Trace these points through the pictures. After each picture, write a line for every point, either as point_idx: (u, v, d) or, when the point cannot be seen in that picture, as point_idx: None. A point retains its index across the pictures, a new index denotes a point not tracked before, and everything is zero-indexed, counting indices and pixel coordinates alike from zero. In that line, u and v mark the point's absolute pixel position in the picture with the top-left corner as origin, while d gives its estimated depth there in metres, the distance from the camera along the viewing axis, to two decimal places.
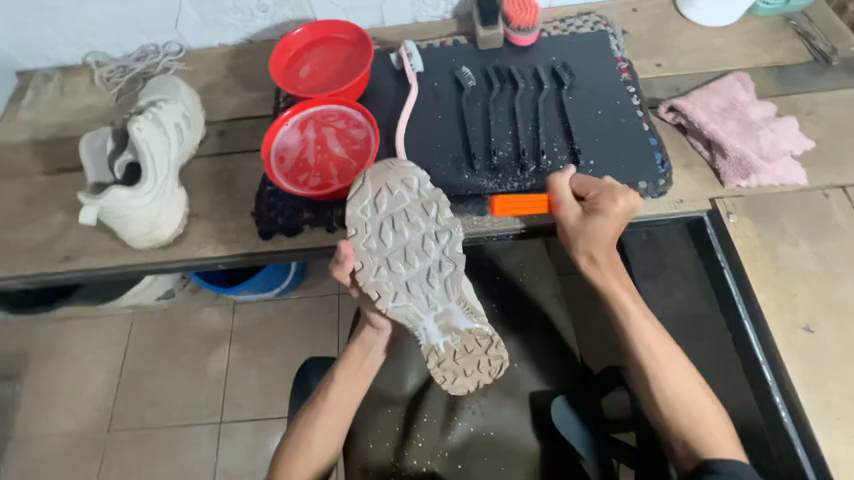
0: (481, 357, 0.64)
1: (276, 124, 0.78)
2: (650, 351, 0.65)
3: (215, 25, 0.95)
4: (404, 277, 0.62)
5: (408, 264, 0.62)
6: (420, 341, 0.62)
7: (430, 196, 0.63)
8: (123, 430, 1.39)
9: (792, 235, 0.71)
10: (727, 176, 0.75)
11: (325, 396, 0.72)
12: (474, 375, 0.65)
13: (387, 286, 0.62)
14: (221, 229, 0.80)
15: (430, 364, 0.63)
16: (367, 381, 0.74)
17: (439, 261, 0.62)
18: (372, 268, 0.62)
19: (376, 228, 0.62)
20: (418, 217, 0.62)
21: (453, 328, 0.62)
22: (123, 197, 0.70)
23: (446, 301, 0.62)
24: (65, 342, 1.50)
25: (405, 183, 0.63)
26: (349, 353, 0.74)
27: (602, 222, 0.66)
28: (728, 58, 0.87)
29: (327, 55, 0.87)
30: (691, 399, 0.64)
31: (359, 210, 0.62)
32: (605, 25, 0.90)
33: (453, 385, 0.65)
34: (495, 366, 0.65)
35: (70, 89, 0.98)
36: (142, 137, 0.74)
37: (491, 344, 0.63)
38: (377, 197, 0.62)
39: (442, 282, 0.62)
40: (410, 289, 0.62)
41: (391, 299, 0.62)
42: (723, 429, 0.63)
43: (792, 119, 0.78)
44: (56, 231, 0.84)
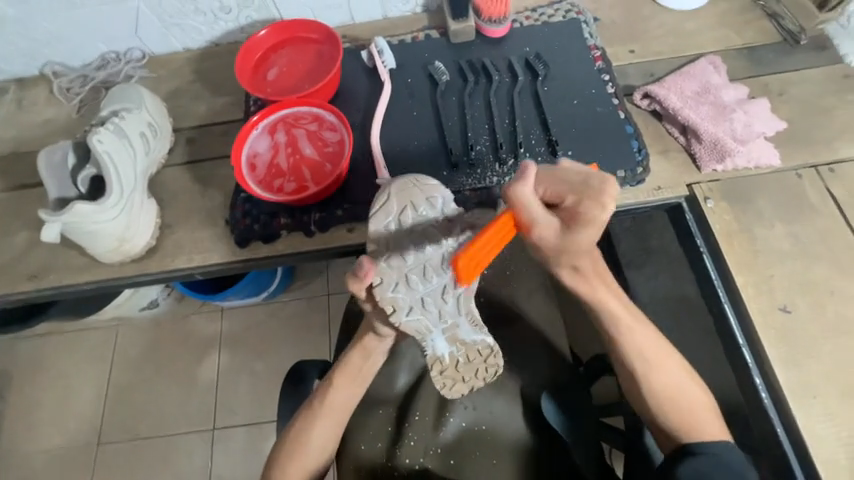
0: (481, 367, 0.63)
1: (246, 129, 0.76)
2: (641, 355, 0.62)
3: (178, 29, 0.92)
4: (421, 293, 0.61)
5: (425, 280, 0.61)
6: (427, 352, 0.61)
7: (454, 215, 0.62)
8: (113, 447, 1.36)
9: (767, 216, 0.72)
10: (703, 160, 0.75)
11: (321, 398, 0.70)
12: (471, 382, 0.64)
13: (403, 301, 0.60)
14: (195, 239, 0.78)
15: (432, 373, 0.62)
16: (366, 387, 0.72)
17: (455, 276, 0.61)
18: (391, 283, 0.60)
19: (397, 244, 0.61)
20: (440, 235, 0.61)
21: (460, 340, 0.62)
22: (87, 213, 0.67)
23: (456, 315, 0.62)
24: (46, 362, 1.46)
25: (429, 201, 0.62)
26: (347, 360, 0.70)
27: (584, 236, 0.54)
28: (699, 41, 0.87)
29: (296, 55, 0.85)
30: (677, 389, 0.62)
31: (382, 226, 0.61)
32: (577, 13, 0.89)
33: (451, 393, 0.64)
34: (491, 373, 0.64)
35: (28, 101, 0.94)
36: (103, 149, 0.71)
37: (493, 356, 0.63)
38: (402, 214, 0.61)
39: (455, 298, 0.61)
40: (426, 303, 0.61)
41: (405, 314, 0.61)
42: (710, 411, 0.62)
43: (764, 101, 0.78)
44: (21, 250, 0.80)
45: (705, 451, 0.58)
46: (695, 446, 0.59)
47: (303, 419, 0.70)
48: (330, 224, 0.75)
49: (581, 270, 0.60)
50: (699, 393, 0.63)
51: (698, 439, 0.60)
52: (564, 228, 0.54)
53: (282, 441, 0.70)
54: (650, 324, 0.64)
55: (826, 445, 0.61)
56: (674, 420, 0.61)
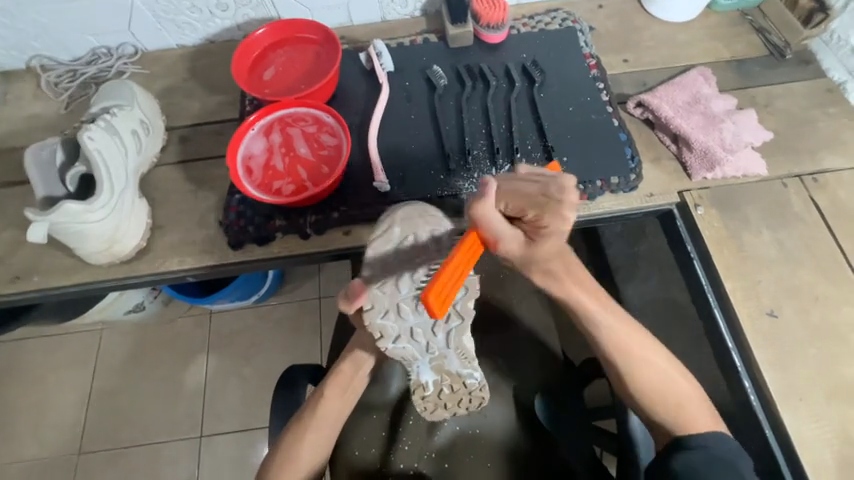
0: (465, 398, 0.67)
1: (241, 129, 0.75)
2: (616, 343, 0.63)
3: (172, 25, 0.90)
4: (411, 323, 0.60)
5: (416, 311, 0.60)
6: (411, 377, 0.64)
7: (453, 250, 0.63)
8: (95, 452, 1.32)
9: (754, 224, 0.74)
10: (694, 169, 0.77)
11: (311, 412, 0.70)
12: (453, 409, 0.69)
13: (392, 328, 0.60)
14: (189, 239, 0.76)
15: (414, 397, 0.66)
16: (355, 398, 0.73)
17: (448, 313, 0.60)
18: (381, 310, 0.60)
19: (394, 272, 0.61)
20: (437, 268, 0.61)
21: (445, 371, 0.64)
22: (76, 212, 0.64)
23: (445, 348, 0.61)
24: (25, 363, 1.41)
25: (433, 233, 0.63)
26: (339, 370, 0.72)
27: (546, 243, 0.57)
28: (690, 52, 0.89)
29: (293, 55, 0.84)
30: (670, 380, 0.63)
31: (382, 252, 0.63)
32: (573, 22, 0.91)
33: (431, 415, 0.69)
34: (475, 404, 0.69)
35: (13, 95, 0.91)
36: (94, 147, 0.69)
37: (478, 389, 0.66)
38: (404, 242, 0.63)
39: (445, 332, 0.60)
40: (415, 334, 0.60)
41: (392, 340, 0.61)
42: (707, 413, 0.63)
43: (752, 112, 0.81)
44: (5, 249, 0.78)
45: (701, 444, 0.58)
46: (692, 440, 0.59)
47: (295, 429, 0.70)
48: (326, 226, 0.75)
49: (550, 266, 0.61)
50: (696, 394, 0.64)
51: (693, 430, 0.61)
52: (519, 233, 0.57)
53: (277, 449, 0.69)
54: (647, 333, 0.65)
55: (809, 446, 0.63)
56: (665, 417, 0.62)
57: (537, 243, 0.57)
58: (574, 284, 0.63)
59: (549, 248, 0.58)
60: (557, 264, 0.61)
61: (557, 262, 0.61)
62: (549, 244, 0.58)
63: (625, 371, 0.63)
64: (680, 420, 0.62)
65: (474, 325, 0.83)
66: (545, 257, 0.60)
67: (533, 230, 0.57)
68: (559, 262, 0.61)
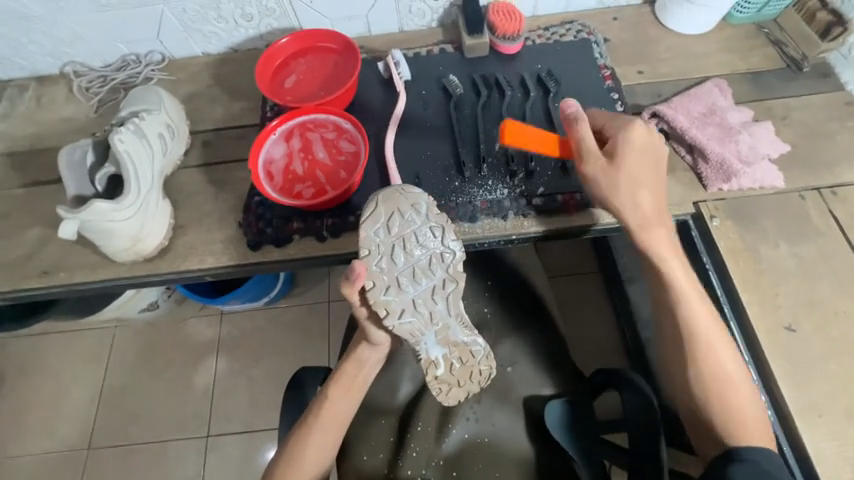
0: (475, 370, 0.68)
1: (263, 134, 0.77)
2: (692, 330, 0.64)
3: (199, 35, 0.94)
4: (411, 295, 0.62)
5: (415, 282, 0.62)
6: (421, 355, 0.64)
7: (439, 220, 0.63)
8: (107, 448, 1.34)
9: (771, 236, 0.74)
10: (709, 180, 0.77)
11: (316, 410, 0.70)
12: (466, 386, 0.69)
13: (395, 303, 0.62)
14: (208, 240, 0.78)
15: (427, 377, 0.66)
16: (360, 398, 0.73)
17: (443, 279, 0.63)
18: (383, 287, 0.61)
19: (388, 249, 0.61)
20: (428, 238, 0.62)
21: (452, 342, 0.65)
22: (105, 211, 0.67)
23: (446, 315, 0.64)
24: (43, 358, 1.45)
25: (415, 208, 0.63)
26: (341, 370, 0.72)
27: (630, 152, 0.64)
28: (706, 64, 0.89)
29: (314, 64, 0.87)
30: (734, 385, 0.63)
31: (372, 232, 0.61)
32: (587, 34, 0.92)
33: (447, 397, 0.69)
34: (485, 376, 0.70)
35: (47, 99, 0.96)
36: (124, 149, 0.72)
37: (485, 357, 0.68)
38: (390, 220, 0.61)
39: (444, 299, 0.64)
40: (418, 305, 0.63)
41: (398, 316, 0.62)
42: (763, 431, 0.62)
43: (768, 124, 0.80)
44: (34, 245, 0.81)
45: (748, 458, 0.57)
46: (740, 452, 0.58)
47: (301, 429, 0.70)
48: (341, 229, 0.76)
49: (654, 225, 0.65)
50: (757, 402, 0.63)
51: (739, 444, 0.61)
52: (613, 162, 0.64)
53: (286, 448, 0.70)
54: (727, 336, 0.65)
55: (830, 466, 0.61)
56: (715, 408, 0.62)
57: (642, 150, 0.65)
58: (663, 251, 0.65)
59: (656, 187, 0.65)
60: (653, 220, 0.65)
61: (656, 215, 0.65)
62: (654, 184, 0.65)
63: (702, 358, 0.63)
64: (733, 428, 0.61)
65: (484, 332, 0.84)
66: (650, 203, 0.64)
67: (647, 146, 0.65)
68: (660, 228, 0.65)
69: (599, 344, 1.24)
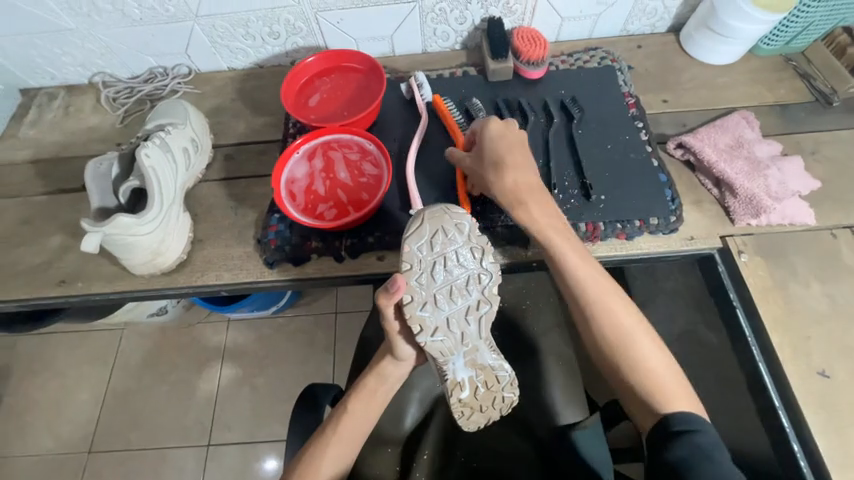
0: (498, 396, 0.66)
1: (288, 152, 0.77)
2: (584, 293, 0.65)
3: (226, 50, 0.96)
4: (445, 313, 0.63)
5: (450, 301, 0.63)
6: (447, 375, 0.64)
7: (479, 242, 0.65)
8: (106, 454, 1.33)
9: (802, 275, 0.72)
10: (737, 214, 0.75)
11: (335, 423, 0.71)
12: (488, 412, 0.67)
13: (429, 321, 0.63)
14: (227, 255, 0.78)
15: (451, 398, 0.64)
16: (379, 413, 0.74)
17: (478, 300, 0.64)
18: (420, 303, 0.62)
19: (429, 266, 0.63)
20: (467, 258, 0.64)
21: (479, 365, 0.64)
22: (127, 225, 0.67)
23: (477, 338, 0.64)
24: (49, 359, 1.45)
25: (459, 227, 0.64)
26: (363, 382, 0.74)
27: (490, 136, 0.70)
28: (732, 95, 0.89)
29: (338, 83, 0.87)
30: (639, 346, 0.63)
31: (415, 248, 0.63)
32: (612, 61, 0.92)
33: (467, 421, 0.67)
34: (507, 403, 0.68)
35: (75, 107, 0.97)
36: (150, 164, 0.72)
37: (510, 383, 0.66)
38: (434, 237, 0.63)
39: (477, 320, 0.64)
40: (451, 324, 0.63)
41: (430, 333, 0.63)
42: (683, 390, 0.61)
43: (798, 158, 0.79)
44: (53, 253, 0.81)
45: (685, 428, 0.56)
46: (673, 423, 0.57)
47: (320, 439, 0.70)
48: (359, 251, 0.76)
49: (524, 198, 0.68)
50: (675, 373, 0.62)
51: (670, 410, 0.59)
52: (479, 157, 0.71)
53: (301, 460, 0.68)
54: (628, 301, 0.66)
55: None
56: (623, 374, 0.62)
57: (501, 139, 0.70)
58: (545, 218, 0.68)
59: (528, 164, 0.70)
60: (533, 191, 0.69)
61: (527, 182, 0.69)
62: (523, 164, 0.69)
63: (598, 323, 0.64)
64: (660, 402, 0.60)
65: None
66: (521, 179, 0.69)
67: (511, 134, 0.70)
68: (532, 196, 0.69)
69: None
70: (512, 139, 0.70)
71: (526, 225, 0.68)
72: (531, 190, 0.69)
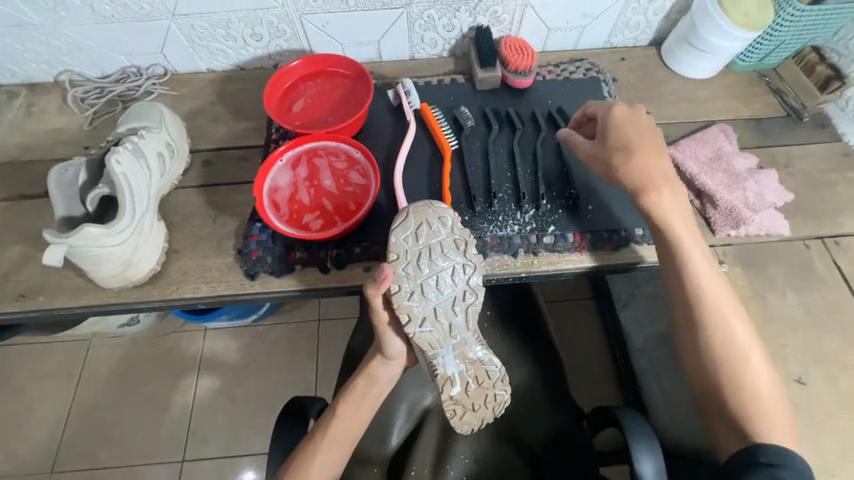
0: (489, 394, 0.63)
1: (271, 158, 0.74)
2: (704, 297, 0.65)
3: (205, 51, 0.92)
4: (434, 303, 0.62)
5: (437, 291, 0.62)
6: (437, 370, 0.61)
7: (464, 234, 0.64)
8: (70, 475, 1.24)
9: (779, 285, 0.74)
10: (718, 225, 0.77)
11: (323, 429, 0.70)
12: (481, 412, 0.63)
13: (417, 310, 0.61)
14: (204, 267, 0.74)
15: (441, 395, 0.61)
16: (368, 416, 0.73)
17: (465, 291, 0.63)
18: (408, 292, 0.61)
19: (415, 257, 0.62)
20: (452, 251, 0.63)
21: (468, 358, 0.63)
22: (95, 236, 0.62)
23: (464, 330, 0.63)
24: (7, 373, 1.35)
25: (442, 220, 0.64)
26: (353, 386, 0.73)
27: (617, 129, 0.70)
28: (711, 109, 0.91)
29: (324, 88, 0.85)
30: (751, 361, 0.63)
31: (401, 239, 0.63)
32: (597, 72, 0.93)
33: (461, 423, 0.63)
34: (499, 404, 0.64)
35: (38, 107, 0.91)
36: (121, 171, 0.68)
37: (501, 380, 0.64)
38: (419, 229, 0.63)
39: (464, 311, 0.63)
40: (438, 315, 0.62)
41: (419, 324, 0.61)
42: (785, 419, 0.61)
43: (773, 171, 0.82)
44: (11, 265, 0.75)
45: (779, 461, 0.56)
46: (768, 452, 0.57)
47: (309, 445, 0.69)
48: (345, 261, 0.73)
49: (657, 187, 0.67)
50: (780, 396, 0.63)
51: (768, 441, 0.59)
52: (601, 144, 0.70)
53: (288, 467, 0.67)
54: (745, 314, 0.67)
55: None
56: (721, 375, 0.63)
57: (628, 123, 0.70)
58: (676, 216, 0.67)
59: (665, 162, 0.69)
60: (667, 186, 0.68)
61: (659, 178, 0.68)
62: (650, 154, 0.68)
63: (717, 330, 0.64)
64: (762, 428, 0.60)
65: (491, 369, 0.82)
66: (648, 172, 0.68)
67: (638, 120, 0.70)
68: (670, 195, 0.68)
69: (593, 374, 1.23)
70: (642, 128, 0.70)
71: (655, 214, 0.67)
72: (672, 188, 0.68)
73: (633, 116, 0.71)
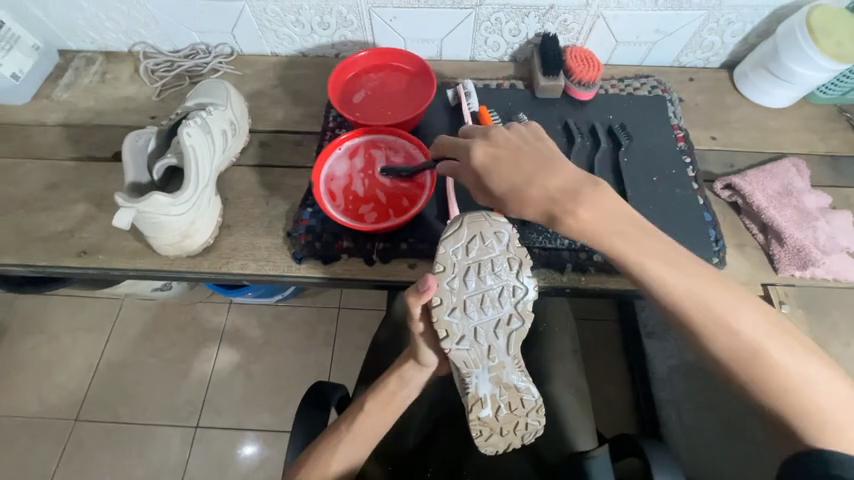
0: (520, 422, 0.62)
1: (330, 147, 0.76)
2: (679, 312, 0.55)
3: (273, 35, 0.94)
4: (474, 323, 0.61)
5: (480, 310, 0.61)
6: (469, 389, 0.61)
7: (517, 253, 0.62)
8: (95, 425, 1.30)
9: (843, 335, 0.70)
10: (782, 264, 0.73)
11: (349, 423, 0.71)
12: (508, 437, 0.63)
13: (456, 327, 0.61)
14: (254, 244, 0.76)
15: (470, 416, 0.61)
16: (395, 417, 0.73)
17: (510, 314, 0.61)
18: (449, 307, 0.60)
19: (462, 270, 0.61)
20: (502, 269, 0.62)
21: (504, 383, 0.61)
22: (162, 204, 0.65)
23: (504, 354, 0.62)
24: (48, 321, 1.43)
25: (498, 235, 0.62)
26: (383, 384, 0.73)
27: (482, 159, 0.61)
28: (783, 140, 0.87)
29: (386, 82, 0.86)
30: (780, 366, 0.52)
31: (450, 251, 0.62)
32: (663, 91, 0.90)
33: (485, 443, 0.63)
34: (530, 432, 0.64)
35: (112, 75, 0.96)
36: (191, 144, 0.70)
37: (535, 410, 0.62)
38: (470, 242, 0.62)
39: (506, 335, 0.61)
40: (478, 335, 0.61)
41: (456, 341, 0.60)
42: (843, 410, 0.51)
43: (847, 213, 0.77)
44: (76, 222, 0.79)
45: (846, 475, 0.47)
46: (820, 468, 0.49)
47: (332, 438, 0.69)
48: (392, 256, 0.74)
49: (568, 207, 0.56)
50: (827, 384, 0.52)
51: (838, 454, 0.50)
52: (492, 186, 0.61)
53: (308, 454, 0.69)
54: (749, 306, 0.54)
55: None
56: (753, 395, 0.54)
57: (499, 155, 0.61)
58: (600, 221, 0.56)
59: (562, 177, 0.58)
60: (580, 198, 0.56)
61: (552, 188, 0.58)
62: (540, 181, 0.58)
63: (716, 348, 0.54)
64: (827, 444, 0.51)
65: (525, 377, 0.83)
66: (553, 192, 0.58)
67: (501, 146, 0.62)
68: (582, 204, 0.56)
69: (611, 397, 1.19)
70: (512, 148, 0.61)
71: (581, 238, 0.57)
72: (586, 187, 0.57)
73: (493, 144, 0.62)
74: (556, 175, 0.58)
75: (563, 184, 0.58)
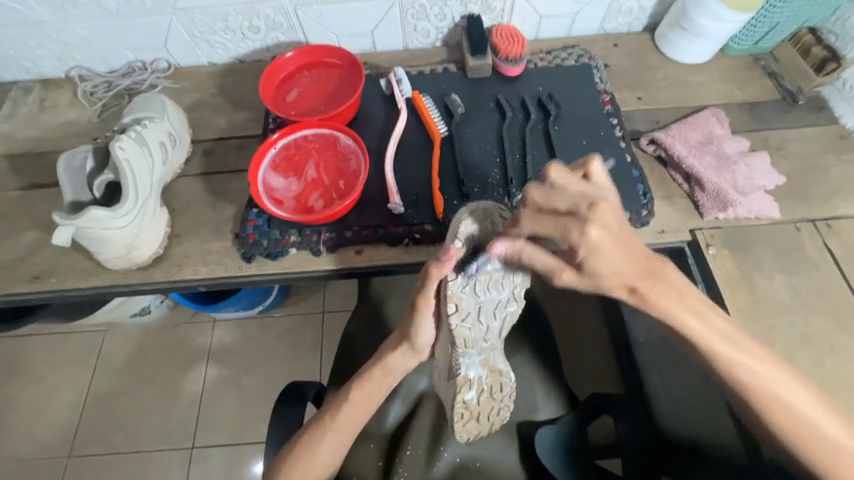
0: (495, 407, 0.71)
1: (263, 147, 0.78)
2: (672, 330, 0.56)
3: (205, 45, 0.95)
4: (481, 301, 0.58)
5: (489, 291, 0.57)
6: (460, 371, 0.64)
7: None
8: (89, 456, 1.31)
9: (767, 267, 0.74)
10: (706, 208, 0.77)
11: (332, 415, 0.72)
12: (483, 424, 0.73)
13: (465, 303, 0.57)
14: (204, 250, 0.78)
15: (458, 396, 0.66)
16: (379, 401, 0.73)
17: (508, 298, 0.59)
18: (462, 284, 0.55)
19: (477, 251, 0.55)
20: None
21: (491, 366, 0.66)
22: (100, 218, 0.67)
23: (496, 336, 0.63)
24: (29, 360, 1.42)
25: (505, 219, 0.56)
26: (369, 374, 0.72)
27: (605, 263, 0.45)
28: (704, 93, 0.91)
29: (318, 79, 0.88)
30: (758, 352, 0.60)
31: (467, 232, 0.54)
32: (588, 59, 0.93)
33: (463, 428, 0.72)
34: (498, 417, 0.74)
35: (51, 102, 0.96)
36: (124, 157, 0.72)
37: (508, 397, 0.71)
38: (488, 224, 0.55)
39: (502, 318, 0.61)
40: (479, 313, 0.59)
41: (460, 318, 0.58)
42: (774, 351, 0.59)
43: (764, 154, 0.82)
44: (27, 249, 0.80)
45: None
46: None
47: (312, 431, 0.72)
48: (338, 245, 0.76)
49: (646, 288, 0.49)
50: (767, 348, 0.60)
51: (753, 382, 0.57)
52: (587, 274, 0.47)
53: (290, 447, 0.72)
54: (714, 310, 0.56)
55: None
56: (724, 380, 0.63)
57: (611, 235, 0.44)
58: (663, 305, 0.51)
59: (649, 254, 0.49)
60: (658, 278, 0.49)
61: (633, 263, 0.47)
62: (629, 256, 0.46)
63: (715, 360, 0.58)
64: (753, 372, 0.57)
65: None
66: (658, 271, 0.49)
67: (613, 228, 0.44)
68: (656, 284, 0.49)
69: (586, 360, 1.24)
70: (617, 222, 0.45)
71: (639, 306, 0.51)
72: (666, 265, 0.49)
73: (605, 224, 0.44)
74: (631, 250, 0.46)
75: (651, 261, 0.49)
